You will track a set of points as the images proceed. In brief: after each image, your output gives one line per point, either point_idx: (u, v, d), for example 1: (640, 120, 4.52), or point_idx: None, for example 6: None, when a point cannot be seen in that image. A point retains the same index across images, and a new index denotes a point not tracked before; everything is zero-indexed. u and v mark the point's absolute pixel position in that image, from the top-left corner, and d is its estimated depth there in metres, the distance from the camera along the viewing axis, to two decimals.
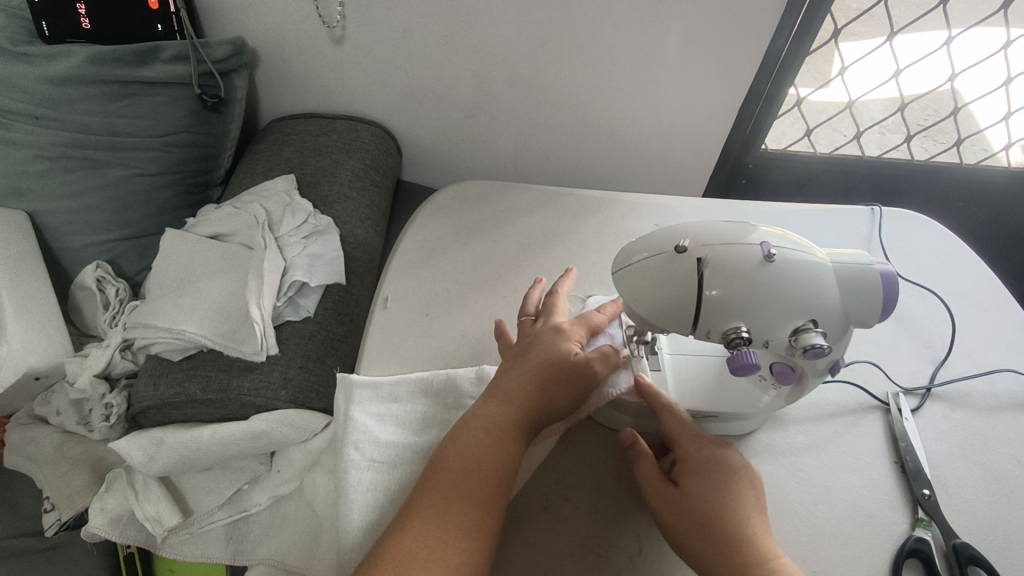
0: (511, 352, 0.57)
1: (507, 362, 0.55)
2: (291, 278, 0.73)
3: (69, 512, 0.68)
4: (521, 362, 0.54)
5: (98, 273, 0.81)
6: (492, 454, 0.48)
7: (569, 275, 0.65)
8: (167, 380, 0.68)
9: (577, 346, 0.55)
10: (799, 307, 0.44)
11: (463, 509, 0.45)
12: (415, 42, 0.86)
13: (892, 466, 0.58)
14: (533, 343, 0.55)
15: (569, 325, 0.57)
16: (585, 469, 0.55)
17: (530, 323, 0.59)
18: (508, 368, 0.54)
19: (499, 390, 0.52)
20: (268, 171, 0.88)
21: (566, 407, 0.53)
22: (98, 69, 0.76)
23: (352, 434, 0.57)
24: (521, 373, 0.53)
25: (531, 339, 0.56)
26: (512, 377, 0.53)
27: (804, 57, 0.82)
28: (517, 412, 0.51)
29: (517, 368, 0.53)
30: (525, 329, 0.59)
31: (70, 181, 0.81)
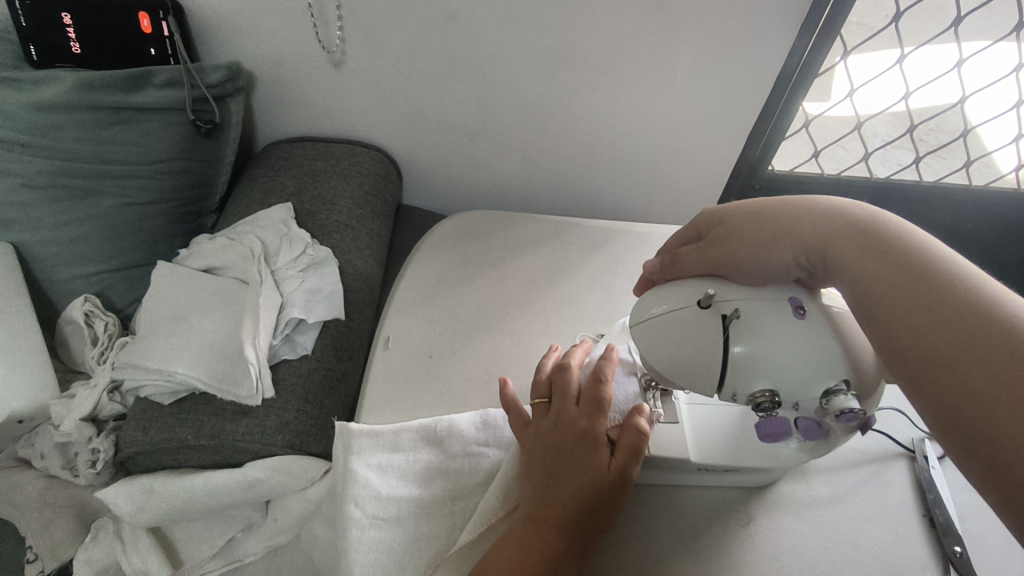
0: (530, 462, 0.49)
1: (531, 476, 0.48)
2: (288, 315, 0.70)
3: (53, 563, 0.65)
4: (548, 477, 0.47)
5: (86, 307, 0.77)
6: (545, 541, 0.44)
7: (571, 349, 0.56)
8: (157, 425, 0.64)
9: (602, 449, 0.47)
10: (835, 365, 0.41)
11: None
12: (418, 66, 0.83)
13: (920, 519, 0.55)
14: (552, 452, 0.48)
15: (585, 421, 0.49)
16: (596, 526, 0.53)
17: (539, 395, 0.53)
18: (535, 484, 0.47)
19: (534, 514, 0.46)
20: (264, 199, 0.85)
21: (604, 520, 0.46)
22: (87, 94, 0.73)
23: (352, 488, 0.53)
24: (553, 489, 0.46)
25: (548, 445, 0.48)
26: (544, 478, 0.47)
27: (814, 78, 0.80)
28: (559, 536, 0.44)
29: (547, 483, 0.47)
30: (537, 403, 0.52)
31: (58, 211, 0.77)
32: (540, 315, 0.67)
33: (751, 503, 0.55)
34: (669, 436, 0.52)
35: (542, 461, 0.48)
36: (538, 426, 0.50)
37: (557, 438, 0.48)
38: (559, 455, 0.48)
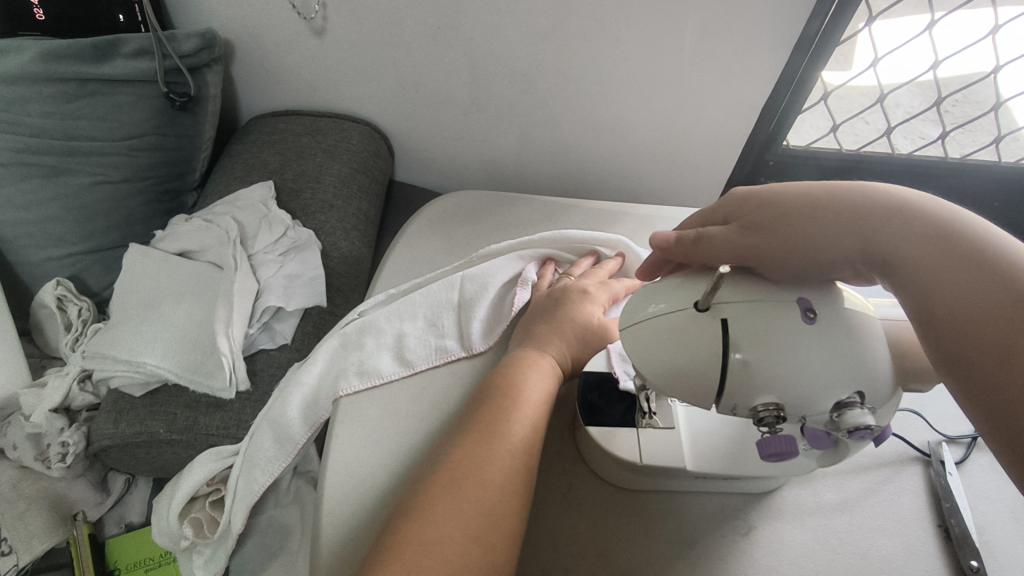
0: (483, 399, 0.47)
1: (468, 415, 0.46)
2: (264, 303, 0.66)
3: (28, 556, 0.64)
4: (492, 418, 0.45)
5: (59, 291, 0.74)
6: (467, 503, 0.39)
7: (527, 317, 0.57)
8: (128, 417, 0.61)
9: (525, 401, 0.46)
10: (847, 374, 0.37)
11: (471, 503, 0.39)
12: (405, 34, 0.77)
13: (934, 530, 0.51)
14: (496, 409, 0.45)
15: (531, 370, 0.49)
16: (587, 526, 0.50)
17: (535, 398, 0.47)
18: (482, 435, 0.43)
19: (475, 470, 0.41)
20: (245, 177, 0.81)
21: (524, 456, 0.43)
22: (52, 65, 0.68)
23: (328, 505, 0.47)
24: (502, 421, 0.44)
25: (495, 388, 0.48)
26: (485, 430, 0.44)
27: (832, 50, 0.73)
28: (491, 492, 0.40)
29: (490, 419, 0.45)
30: (529, 432, 0.45)
31: (25, 190, 0.73)
32: None
33: (752, 512, 0.52)
34: (665, 442, 0.48)
35: (484, 404, 0.46)
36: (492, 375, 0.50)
37: (495, 388, 0.48)
38: (496, 409, 0.45)
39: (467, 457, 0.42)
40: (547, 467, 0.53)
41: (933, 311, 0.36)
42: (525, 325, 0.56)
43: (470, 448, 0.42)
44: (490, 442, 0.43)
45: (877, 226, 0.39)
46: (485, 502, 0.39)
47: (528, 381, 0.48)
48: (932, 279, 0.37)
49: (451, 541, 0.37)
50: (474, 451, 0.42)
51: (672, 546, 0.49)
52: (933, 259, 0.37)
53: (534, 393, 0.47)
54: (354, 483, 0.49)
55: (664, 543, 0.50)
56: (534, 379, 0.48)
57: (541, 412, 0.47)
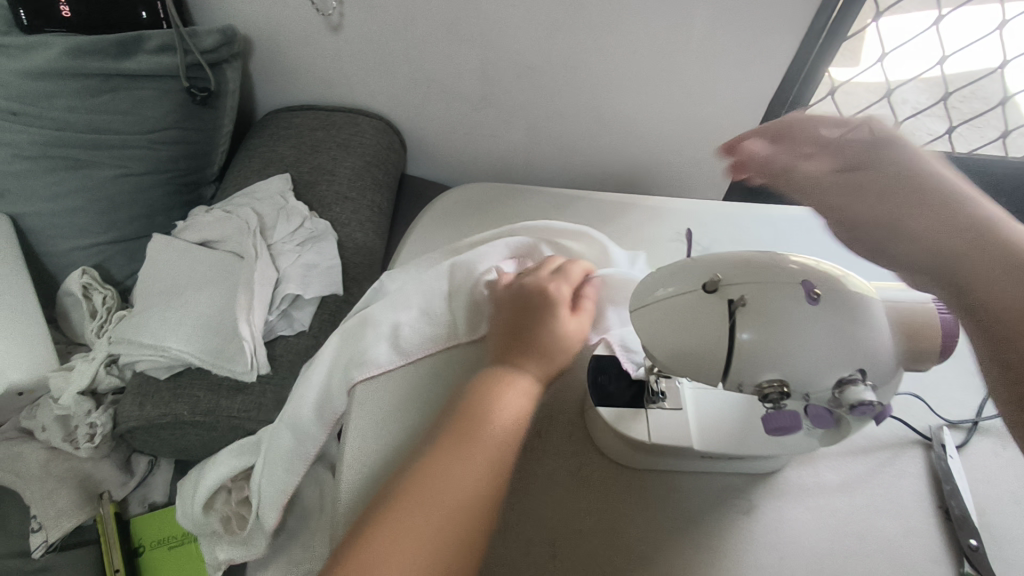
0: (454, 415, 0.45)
1: (439, 430, 0.44)
2: (283, 291, 0.69)
3: (56, 532, 0.66)
4: (460, 436, 0.42)
5: (84, 280, 0.76)
6: (417, 538, 0.38)
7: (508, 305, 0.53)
8: (153, 400, 0.64)
9: (489, 423, 0.43)
10: (847, 352, 0.38)
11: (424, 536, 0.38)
12: (419, 29, 0.79)
13: (934, 511, 0.53)
14: (461, 429, 0.43)
15: (506, 384, 0.45)
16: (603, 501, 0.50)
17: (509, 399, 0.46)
18: (445, 457, 0.41)
19: (427, 498, 0.40)
20: (262, 170, 0.83)
21: (484, 484, 0.41)
22: (77, 61, 0.70)
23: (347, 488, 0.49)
24: (467, 441, 0.42)
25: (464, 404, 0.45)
26: (445, 453, 0.42)
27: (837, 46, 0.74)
28: (444, 526, 0.39)
29: (457, 438, 0.42)
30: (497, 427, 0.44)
31: (52, 181, 0.76)
32: None
33: (756, 492, 0.53)
34: (671, 421, 0.50)
35: (457, 420, 0.44)
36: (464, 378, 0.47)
37: (469, 404, 0.45)
38: (460, 430, 0.43)
39: (442, 454, 0.42)
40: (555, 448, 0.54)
41: (949, 287, 0.36)
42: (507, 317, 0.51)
43: (431, 472, 0.41)
44: (454, 464, 0.41)
45: (906, 214, 0.39)
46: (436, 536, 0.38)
47: (499, 397, 0.45)
48: (941, 258, 0.36)
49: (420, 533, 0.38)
50: (433, 475, 0.40)
51: (679, 525, 0.51)
52: (941, 240, 0.37)
53: (499, 417, 0.44)
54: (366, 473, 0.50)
55: (670, 522, 0.51)
56: (507, 394, 0.45)
57: (517, 426, 0.44)
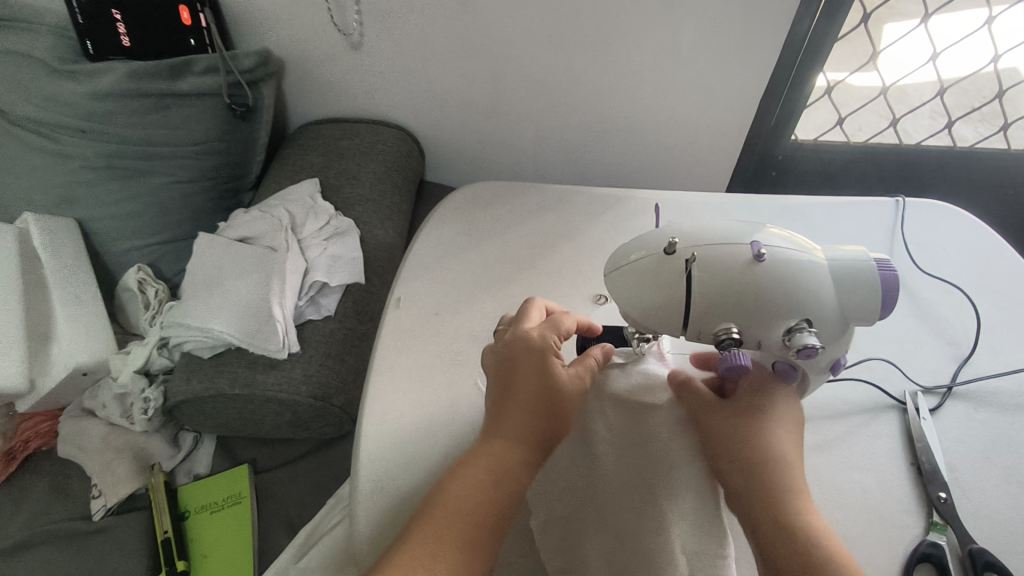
0: (497, 368, 0.52)
1: (495, 391, 0.51)
2: (312, 279, 0.77)
3: (114, 498, 0.76)
4: (505, 393, 0.50)
5: (140, 275, 0.87)
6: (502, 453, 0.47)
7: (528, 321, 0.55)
8: (199, 375, 0.72)
9: (541, 401, 0.49)
10: (792, 302, 0.43)
11: (488, 490, 0.45)
12: (433, 45, 0.87)
13: (908, 467, 0.56)
14: (514, 368, 0.51)
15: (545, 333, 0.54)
16: (687, 515, 0.49)
17: (523, 370, 0.50)
18: (513, 399, 0.49)
19: (503, 433, 0.48)
20: (293, 176, 0.92)
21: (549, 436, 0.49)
22: (137, 83, 0.80)
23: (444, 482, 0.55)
24: (518, 389, 0.50)
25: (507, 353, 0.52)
26: (500, 417, 0.49)
27: (824, 56, 0.82)
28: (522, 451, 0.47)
29: (508, 387, 0.50)
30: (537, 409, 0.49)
31: (114, 189, 0.86)
32: (542, 276, 0.71)
33: None
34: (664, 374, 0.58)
35: (504, 383, 0.50)
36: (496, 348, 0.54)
37: (513, 352, 0.51)
38: (510, 373, 0.51)
39: (500, 397, 0.50)
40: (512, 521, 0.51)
41: None
42: (528, 345, 0.52)
43: (501, 399, 0.50)
44: (504, 408, 0.49)
45: None
46: (479, 485, 0.45)
47: (525, 397, 0.49)
48: None
49: (436, 530, 0.42)
50: (505, 401, 0.50)
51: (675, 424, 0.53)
52: None
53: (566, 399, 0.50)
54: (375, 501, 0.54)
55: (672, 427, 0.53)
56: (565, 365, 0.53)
57: (547, 393, 0.49)
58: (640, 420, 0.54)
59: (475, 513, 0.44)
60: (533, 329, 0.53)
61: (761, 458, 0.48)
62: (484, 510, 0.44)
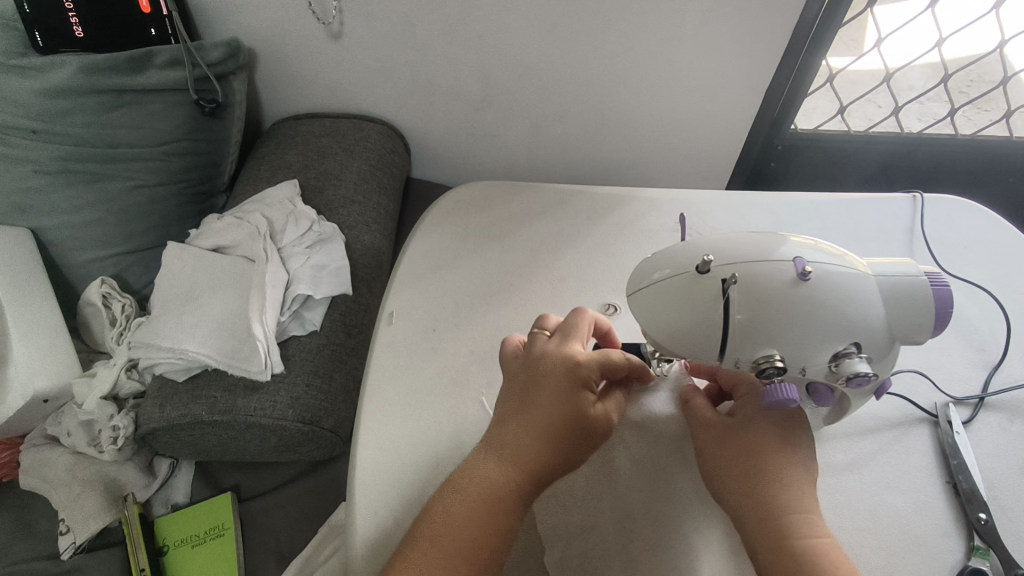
0: (521, 382, 0.48)
1: (511, 401, 0.47)
2: (294, 292, 0.71)
3: (83, 535, 0.69)
4: (523, 410, 0.46)
5: (103, 289, 0.80)
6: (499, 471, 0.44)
7: (568, 331, 0.50)
8: (173, 402, 0.66)
9: (559, 430, 0.45)
10: (840, 325, 0.39)
11: (480, 514, 0.42)
12: (419, 34, 0.81)
13: (943, 486, 0.53)
14: (537, 383, 0.47)
15: (581, 348, 0.48)
16: (717, 551, 0.46)
17: (548, 391, 0.46)
18: (527, 417, 0.46)
19: (504, 448, 0.45)
20: (271, 177, 0.85)
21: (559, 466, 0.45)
22: (92, 79, 0.73)
23: None
24: (537, 410, 0.46)
25: (535, 368, 0.48)
26: (508, 431, 0.46)
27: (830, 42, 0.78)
28: (524, 477, 0.44)
29: (528, 406, 0.46)
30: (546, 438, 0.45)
31: (72, 195, 0.78)
32: (545, 286, 0.66)
33: None
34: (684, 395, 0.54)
35: (525, 399, 0.47)
36: (527, 357, 0.49)
37: (540, 368, 0.47)
38: (533, 392, 0.47)
39: (517, 414, 0.46)
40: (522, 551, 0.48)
41: None
42: (560, 364, 0.47)
43: (517, 412, 0.46)
44: (517, 426, 0.46)
45: None
46: (471, 509, 0.42)
47: (543, 422, 0.45)
48: None
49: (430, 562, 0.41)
50: (521, 419, 0.46)
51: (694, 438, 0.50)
52: None
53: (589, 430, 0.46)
54: (373, 544, 0.49)
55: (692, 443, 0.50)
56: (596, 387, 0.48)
57: (568, 422, 0.45)
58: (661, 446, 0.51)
59: (466, 545, 0.41)
60: (572, 341, 0.49)
61: (755, 471, 0.45)
62: (476, 543, 0.42)
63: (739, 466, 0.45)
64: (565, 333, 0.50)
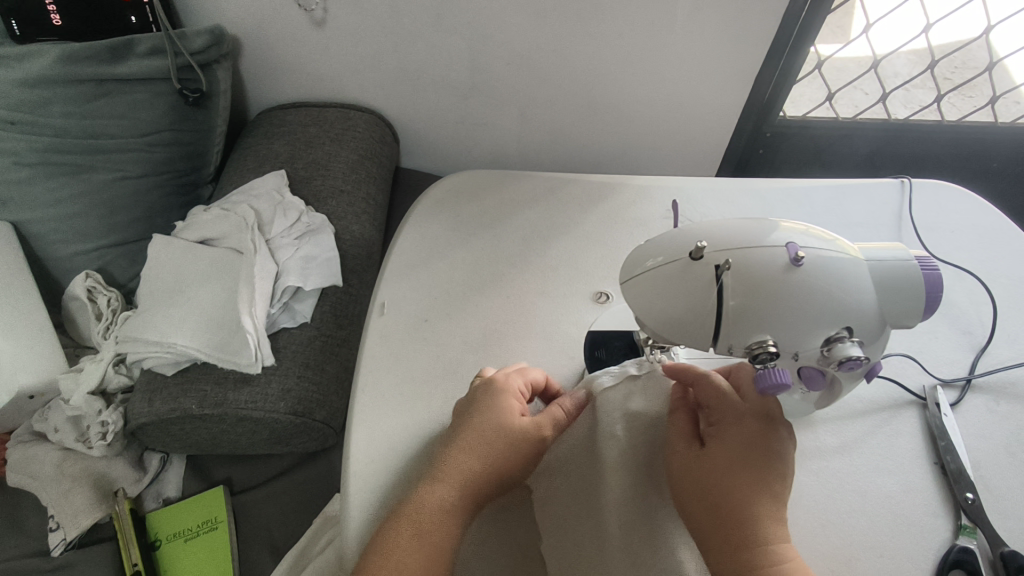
0: (458, 414, 0.50)
1: (450, 430, 0.49)
2: (284, 284, 0.70)
3: (74, 531, 0.68)
4: (456, 435, 0.48)
5: (88, 283, 0.79)
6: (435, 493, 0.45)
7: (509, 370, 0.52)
8: (162, 395, 0.65)
9: (485, 447, 0.46)
10: (832, 310, 0.40)
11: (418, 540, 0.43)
12: (405, 20, 0.80)
13: (931, 467, 0.54)
14: (469, 411, 0.49)
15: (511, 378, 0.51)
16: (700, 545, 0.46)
17: (479, 415, 0.48)
18: (459, 441, 0.47)
19: (438, 473, 0.46)
20: (258, 167, 0.84)
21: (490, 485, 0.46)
22: (71, 69, 0.71)
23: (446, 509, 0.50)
24: (466, 434, 0.47)
25: (470, 398, 0.50)
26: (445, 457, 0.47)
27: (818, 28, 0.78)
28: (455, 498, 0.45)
29: (459, 430, 0.48)
30: (481, 454, 0.46)
31: (53, 188, 0.77)
32: (536, 274, 0.65)
33: None
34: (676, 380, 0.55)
35: (457, 425, 0.49)
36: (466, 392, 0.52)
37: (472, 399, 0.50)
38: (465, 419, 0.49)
39: (451, 439, 0.48)
40: (512, 540, 0.48)
41: None
42: (491, 391, 0.49)
43: (453, 435, 0.48)
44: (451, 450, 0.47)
45: None
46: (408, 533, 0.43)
47: (472, 442, 0.47)
48: None
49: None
50: (456, 442, 0.47)
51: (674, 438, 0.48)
52: None
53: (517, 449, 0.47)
54: (367, 536, 0.49)
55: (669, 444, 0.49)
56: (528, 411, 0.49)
57: (496, 441, 0.47)
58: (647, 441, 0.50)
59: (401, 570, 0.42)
60: (507, 376, 0.51)
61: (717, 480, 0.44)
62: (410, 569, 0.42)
63: (705, 487, 0.44)
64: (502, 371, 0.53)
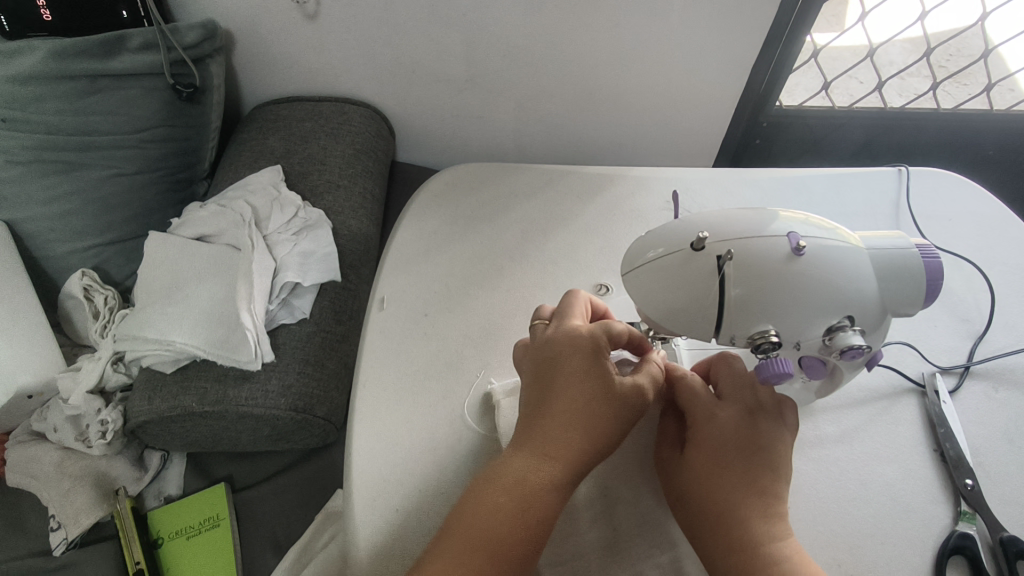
0: (531, 369, 0.47)
1: (529, 386, 0.46)
2: (283, 279, 0.70)
3: (76, 530, 0.68)
4: (542, 389, 0.45)
5: (84, 282, 0.79)
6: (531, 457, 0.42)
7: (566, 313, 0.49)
8: (162, 394, 0.65)
9: (583, 397, 0.43)
10: (834, 299, 0.40)
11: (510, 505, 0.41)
12: (400, 13, 0.79)
13: (931, 454, 0.54)
14: (553, 361, 0.46)
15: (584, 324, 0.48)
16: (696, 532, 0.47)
17: (571, 365, 0.45)
18: (558, 394, 0.44)
19: (532, 435, 0.43)
20: (253, 163, 0.83)
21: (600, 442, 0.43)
22: (63, 64, 0.70)
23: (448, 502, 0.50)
24: (555, 388, 0.44)
25: (545, 350, 0.47)
26: (536, 413, 0.44)
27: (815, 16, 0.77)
28: (557, 459, 0.42)
29: (544, 385, 0.45)
30: (585, 402, 0.43)
31: (46, 186, 0.76)
32: (535, 267, 0.65)
33: None
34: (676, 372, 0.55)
35: (540, 377, 0.46)
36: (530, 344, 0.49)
37: (542, 351, 0.47)
38: (546, 369, 0.46)
39: (536, 396, 0.45)
40: None
41: None
42: (567, 339, 0.46)
43: (537, 391, 0.45)
44: (536, 409, 0.44)
45: None
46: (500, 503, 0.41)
47: (570, 392, 0.44)
48: None
49: (455, 555, 0.39)
50: (542, 399, 0.45)
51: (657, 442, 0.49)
52: None
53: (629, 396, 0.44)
54: (371, 531, 0.49)
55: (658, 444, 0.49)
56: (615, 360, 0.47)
57: (590, 393, 0.43)
58: (649, 434, 0.51)
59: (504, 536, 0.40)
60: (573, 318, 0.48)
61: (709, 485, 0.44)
62: (515, 537, 0.40)
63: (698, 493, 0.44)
64: (560, 317, 0.49)
